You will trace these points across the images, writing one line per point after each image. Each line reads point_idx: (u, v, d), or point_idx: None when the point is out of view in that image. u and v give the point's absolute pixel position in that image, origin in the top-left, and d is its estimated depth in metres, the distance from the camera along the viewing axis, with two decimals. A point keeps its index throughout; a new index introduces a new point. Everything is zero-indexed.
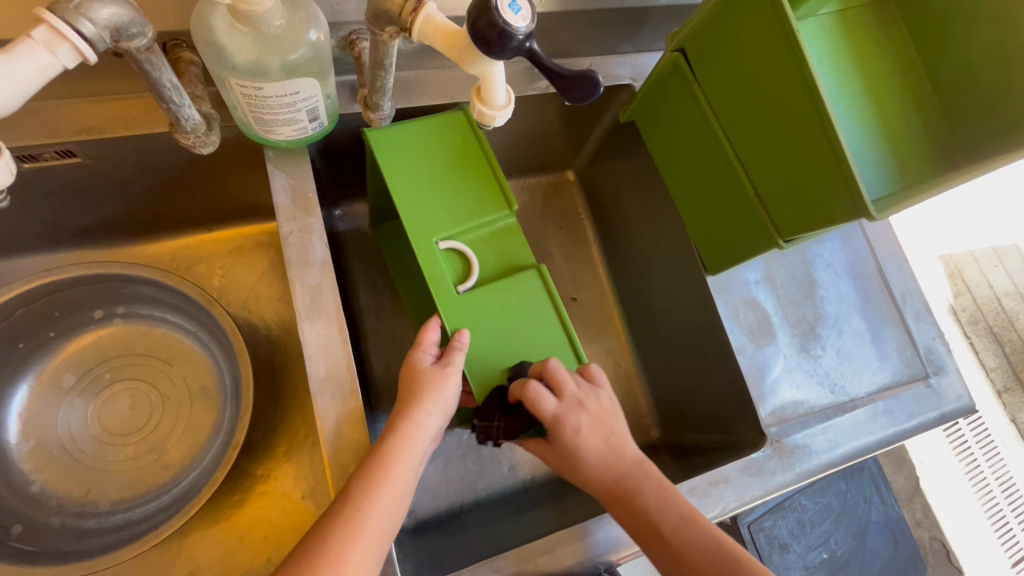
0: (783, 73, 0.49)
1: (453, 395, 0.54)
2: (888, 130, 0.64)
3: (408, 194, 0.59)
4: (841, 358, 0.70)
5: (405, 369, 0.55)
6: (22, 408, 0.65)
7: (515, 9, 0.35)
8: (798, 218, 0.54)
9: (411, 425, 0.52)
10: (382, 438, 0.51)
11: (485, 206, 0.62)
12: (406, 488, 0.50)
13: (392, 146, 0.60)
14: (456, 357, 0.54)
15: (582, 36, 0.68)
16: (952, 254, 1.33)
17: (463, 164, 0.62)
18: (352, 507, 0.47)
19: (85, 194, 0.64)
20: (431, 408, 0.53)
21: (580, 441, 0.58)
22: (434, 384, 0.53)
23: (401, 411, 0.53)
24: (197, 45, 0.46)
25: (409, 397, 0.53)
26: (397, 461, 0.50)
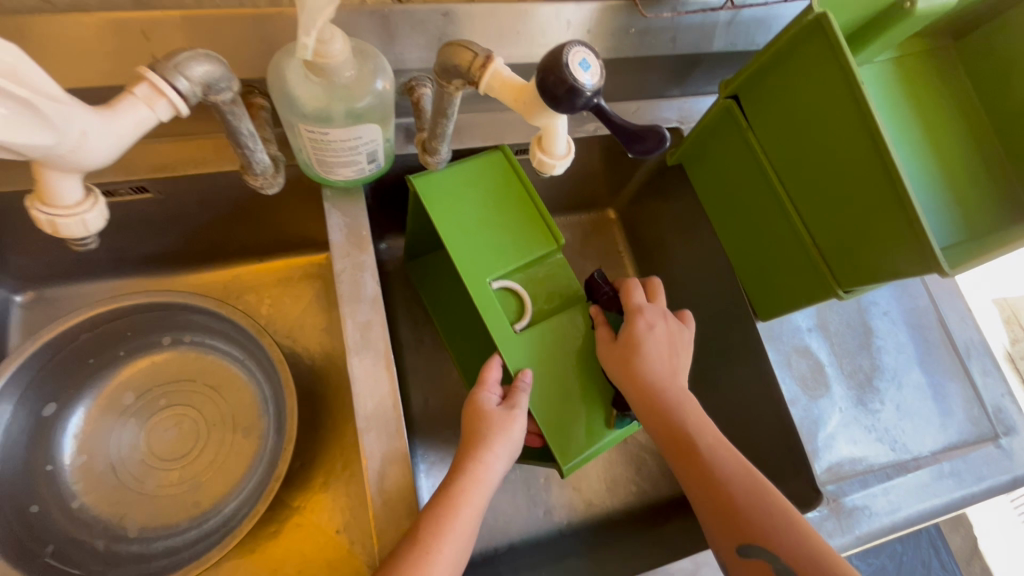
0: (843, 121, 0.48)
1: (517, 439, 0.54)
2: (948, 178, 0.63)
3: (462, 235, 0.59)
4: (901, 414, 0.67)
5: (469, 409, 0.55)
6: (78, 430, 0.67)
7: (586, 66, 0.35)
8: (863, 268, 0.52)
9: (479, 467, 0.51)
10: (450, 480, 0.51)
11: (531, 241, 0.61)
12: (469, 534, 0.49)
13: (441, 193, 0.59)
14: (520, 399, 0.55)
15: (631, 80, 0.69)
16: (1007, 298, 1.25)
17: (510, 199, 0.62)
18: (418, 550, 0.45)
19: (151, 225, 0.67)
20: (498, 451, 0.52)
21: (657, 337, 0.60)
22: (502, 427, 0.53)
23: (467, 452, 0.52)
24: (271, 93, 0.48)
25: (475, 437, 0.53)
26: (464, 505, 0.49)
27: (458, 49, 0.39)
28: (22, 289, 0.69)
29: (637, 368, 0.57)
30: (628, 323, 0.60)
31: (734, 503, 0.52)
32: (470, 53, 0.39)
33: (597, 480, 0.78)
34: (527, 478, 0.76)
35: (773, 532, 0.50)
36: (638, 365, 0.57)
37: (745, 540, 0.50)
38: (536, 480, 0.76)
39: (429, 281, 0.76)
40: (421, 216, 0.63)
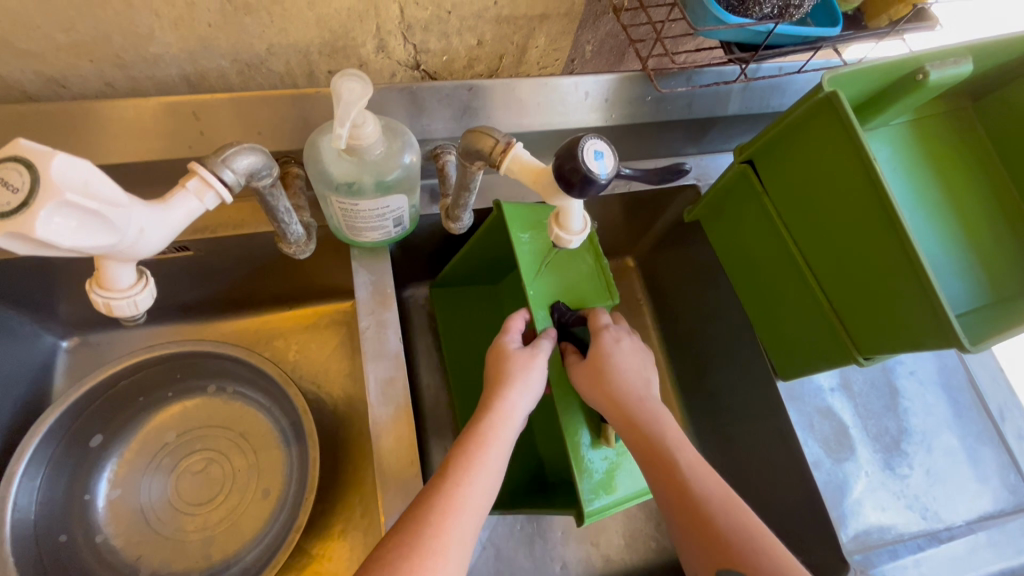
0: (855, 187, 0.49)
1: (539, 380, 0.55)
2: (972, 240, 0.62)
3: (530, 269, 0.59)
4: (932, 479, 0.64)
5: (494, 351, 0.57)
6: (112, 474, 0.69)
7: (599, 158, 0.37)
8: (882, 336, 0.51)
9: (502, 403, 0.52)
10: (477, 415, 0.52)
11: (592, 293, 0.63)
12: (500, 466, 0.50)
13: (523, 222, 0.60)
14: (543, 341, 0.56)
15: (647, 140, 0.71)
16: None
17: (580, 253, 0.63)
18: (448, 481, 0.47)
19: (190, 278, 0.71)
20: (518, 388, 0.53)
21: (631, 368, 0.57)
22: (523, 364, 0.54)
23: (492, 390, 0.53)
24: (307, 168, 0.52)
25: (500, 375, 0.54)
26: (490, 438, 0.50)
27: (481, 135, 0.43)
28: (69, 335, 0.73)
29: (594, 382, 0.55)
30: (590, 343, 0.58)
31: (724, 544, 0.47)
32: (492, 139, 0.42)
33: (615, 535, 0.77)
34: (542, 531, 0.74)
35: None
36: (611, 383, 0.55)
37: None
38: (553, 534, 0.75)
39: (450, 314, 0.79)
40: (489, 232, 0.63)
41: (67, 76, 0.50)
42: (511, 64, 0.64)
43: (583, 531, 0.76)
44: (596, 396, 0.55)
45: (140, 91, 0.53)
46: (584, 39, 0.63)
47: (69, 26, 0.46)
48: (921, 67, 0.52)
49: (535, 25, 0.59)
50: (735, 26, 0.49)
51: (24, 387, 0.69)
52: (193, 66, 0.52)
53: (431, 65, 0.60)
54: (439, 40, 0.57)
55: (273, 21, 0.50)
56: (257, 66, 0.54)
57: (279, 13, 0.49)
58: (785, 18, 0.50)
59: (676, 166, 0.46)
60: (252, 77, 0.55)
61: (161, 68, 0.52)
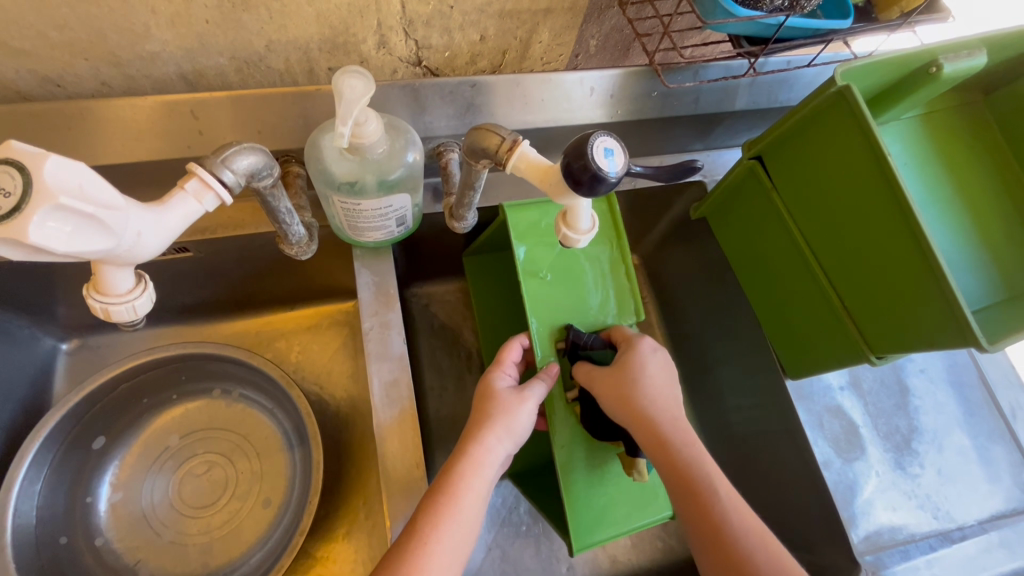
0: (869, 186, 0.48)
1: (524, 425, 0.53)
2: (985, 236, 0.61)
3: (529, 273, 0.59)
4: (943, 479, 0.64)
5: (480, 389, 0.56)
6: (114, 477, 0.69)
7: (609, 156, 0.36)
8: (895, 335, 0.50)
9: (481, 449, 0.51)
10: (453, 461, 0.50)
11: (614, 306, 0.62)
12: (474, 518, 0.49)
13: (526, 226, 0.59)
14: (534, 384, 0.55)
15: (653, 137, 0.70)
16: None
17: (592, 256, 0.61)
18: (418, 536, 0.46)
19: (190, 279, 0.70)
20: (500, 436, 0.52)
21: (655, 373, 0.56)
22: (506, 407, 0.53)
23: (472, 433, 0.52)
24: (308, 168, 0.51)
25: (482, 419, 0.52)
26: (467, 488, 0.49)
27: (487, 132, 0.41)
28: (68, 337, 0.73)
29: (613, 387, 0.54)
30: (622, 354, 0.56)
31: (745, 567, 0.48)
32: (498, 137, 0.41)
33: (622, 535, 0.76)
34: (549, 532, 0.73)
35: None
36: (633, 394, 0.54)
37: None
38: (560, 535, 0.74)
39: (482, 283, 0.78)
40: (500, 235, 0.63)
41: (61, 75, 0.49)
42: (514, 60, 0.62)
43: None
44: (624, 412, 0.53)
45: (137, 90, 0.52)
46: (588, 34, 0.62)
47: (63, 23, 0.44)
48: (935, 60, 0.50)
49: (539, 20, 0.58)
50: (745, 19, 0.48)
51: (23, 390, 0.68)
52: (191, 64, 0.51)
53: (433, 62, 0.59)
54: (441, 36, 0.56)
55: (272, 17, 0.49)
56: (256, 63, 0.53)
57: (278, 9, 0.48)
58: (796, 10, 0.50)
59: (688, 163, 0.44)
60: (251, 74, 0.54)
61: (158, 66, 0.51)
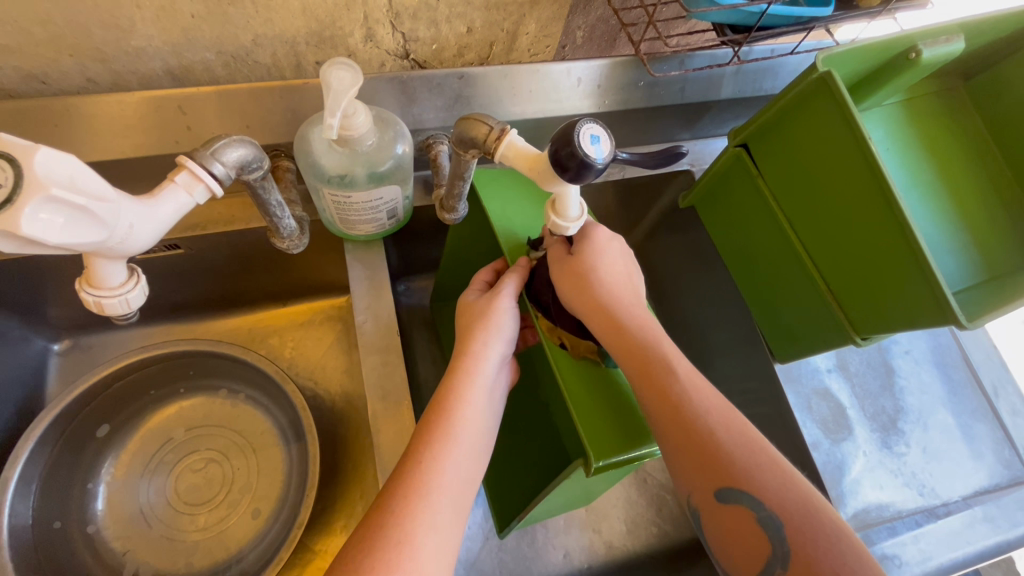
0: (851, 169, 0.49)
1: (507, 322, 0.54)
2: (965, 219, 0.62)
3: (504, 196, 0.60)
4: (928, 457, 0.65)
5: (461, 305, 0.57)
6: (110, 476, 0.68)
7: (596, 141, 0.37)
8: (878, 315, 0.51)
9: (469, 358, 0.52)
10: (443, 385, 0.51)
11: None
12: (475, 433, 0.49)
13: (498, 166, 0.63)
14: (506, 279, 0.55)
15: (640, 127, 0.70)
16: None
17: None
18: (414, 464, 0.46)
19: (182, 277, 0.70)
20: (486, 336, 0.53)
21: (613, 253, 0.55)
22: (487, 316, 0.54)
23: (460, 348, 0.53)
24: (298, 161, 0.51)
25: (466, 331, 0.54)
26: (459, 407, 0.49)
27: (474, 123, 0.42)
28: (59, 338, 0.72)
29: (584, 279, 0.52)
30: (581, 240, 0.55)
31: (710, 445, 0.47)
32: (486, 127, 0.41)
33: (617, 521, 0.77)
34: (545, 520, 0.75)
35: (748, 473, 0.46)
36: (593, 285, 0.52)
37: (720, 481, 0.46)
38: (555, 522, 0.75)
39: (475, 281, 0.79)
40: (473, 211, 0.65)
41: (46, 72, 0.49)
42: (501, 51, 0.63)
43: (585, 518, 0.76)
44: (578, 298, 0.52)
45: (124, 85, 0.52)
46: (575, 25, 0.62)
47: (47, 19, 0.44)
48: (914, 46, 0.51)
49: (525, 11, 0.58)
50: (728, 7, 0.48)
51: (15, 390, 0.68)
52: (178, 59, 0.51)
53: (421, 55, 0.59)
54: (428, 28, 0.56)
55: (258, 11, 0.49)
56: (243, 58, 0.53)
57: (264, 2, 0.48)
58: None
59: (673, 149, 0.45)
60: (239, 69, 0.54)
61: (144, 62, 0.51)
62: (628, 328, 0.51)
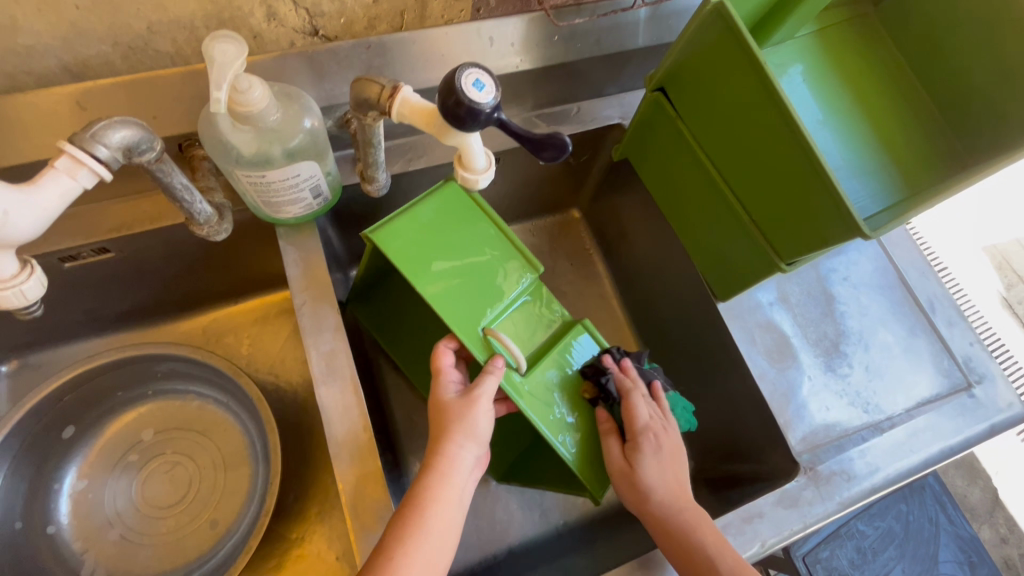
0: (755, 101, 0.49)
1: (483, 424, 0.55)
2: (884, 141, 0.64)
3: (440, 273, 0.57)
4: (871, 375, 0.67)
5: (433, 401, 0.56)
6: (73, 488, 0.68)
7: (480, 86, 0.38)
8: (800, 242, 0.53)
9: (444, 460, 0.52)
10: (418, 480, 0.52)
11: (512, 271, 0.61)
12: (448, 533, 0.51)
13: (408, 231, 0.56)
14: (486, 382, 0.55)
15: (567, 85, 0.71)
16: (997, 245, 1.33)
17: (477, 229, 0.60)
18: (384, 558, 0.47)
19: (121, 283, 0.69)
20: (463, 440, 0.53)
21: (659, 475, 0.59)
22: (461, 415, 0.54)
23: (433, 446, 0.53)
24: (207, 146, 0.50)
25: (439, 431, 0.54)
26: (431, 504, 0.50)
27: (367, 82, 0.43)
28: (6, 359, 0.71)
29: (653, 484, 0.58)
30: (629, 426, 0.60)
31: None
32: (378, 86, 0.43)
33: None
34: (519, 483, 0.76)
35: None
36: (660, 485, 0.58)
37: None
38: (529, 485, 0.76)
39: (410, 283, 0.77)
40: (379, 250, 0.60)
41: None
42: (414, 20, 0.61)
43: None
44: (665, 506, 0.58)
45: (20, 87, 0.51)
46: None
47: None
48: None
49: None
50: None
51: None
52: (72, 55, 0.50)
53: (330, 30, 0.58)
54: (332, 2, 0.55)
55: None
56: (142, 48, 0.52)
57: None
58: None
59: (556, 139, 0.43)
60: (140, 61, 0.53)
61: (37, 60, 0.49)
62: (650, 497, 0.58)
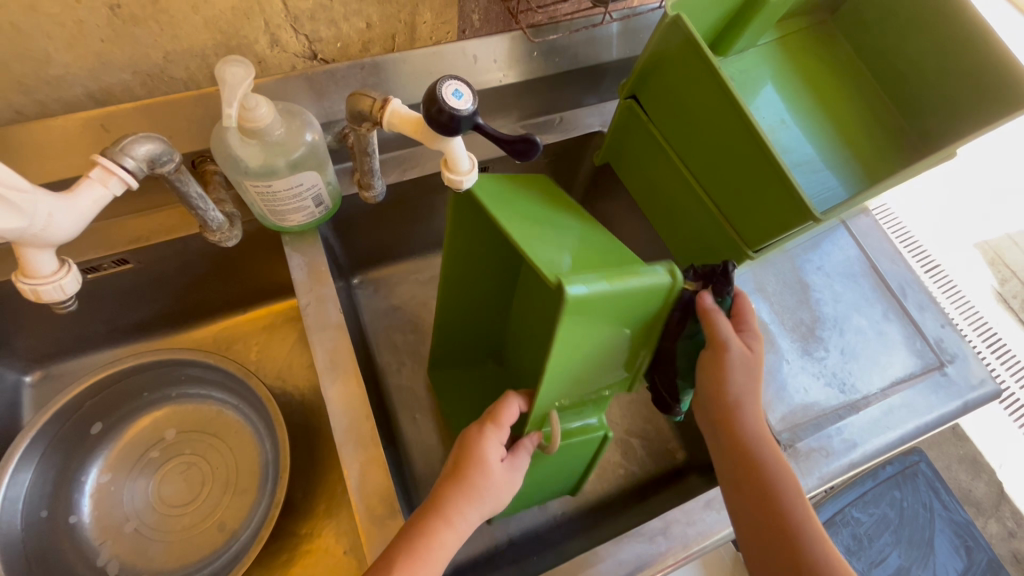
0: (711, 99, 0.54)
1: (500, 500, 0.56)
2: (844, 136, 0.69)
3: (575, 352, 0.50)
4: (847, 357, 0.71)
5: (473, 450, 0.54)
6: (93, 490, 0.72)
7: (459, 95, 0.43)
8: (763, 229, 0.57)
9: (459, 517, 0.52)
10: (426, 517, 0.52)
11: (613, 375, 0.58)
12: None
13: (600, 294, 0.46)
14: (521, 458, 0.56)
15: (549, 97, 0.76)
16: (988, 241, 1.35)
17: (623, 335, 0.53)
18: None
19: (138, 293, 0.74)
20: (479, 510, 0.54)
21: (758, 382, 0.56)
22: (494, 487, 0.54)
23: (457, 498, 0.53)
24: (218, 160, 0.56)
25: (468, 488, 0.53)
26: (435, 550, 0.50)
27: (360, 97, 0.50)
28: (31, 369, 0.76)
29: (744, 394, 0.55)
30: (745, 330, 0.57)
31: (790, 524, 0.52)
32: (370, 99, 0.49)
33: None
34: None
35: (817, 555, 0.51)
36: (747, 401, 0.55)
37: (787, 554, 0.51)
38: None
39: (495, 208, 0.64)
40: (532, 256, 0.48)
41: None
42: (405, 42, 0.67)
43: None
44: (745, 421, 0.55)
45: (50, 113, 0.57)
46: (468, 9, 0.66)
47: None
48: None
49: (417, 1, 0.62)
50: None
51: None
52: (97, 83, 0.56)
53: (328, 53, 0.64)
54: (329, 28, 0.61)
55: (163, 30, 0.53)
56: (159, 75, 0.58)
57: (166, 21, 0.53)
58: None
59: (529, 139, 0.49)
60: (157, 87, 0.59)
61: (66, 89, 0.55)
62: (740, 419, 0.55)
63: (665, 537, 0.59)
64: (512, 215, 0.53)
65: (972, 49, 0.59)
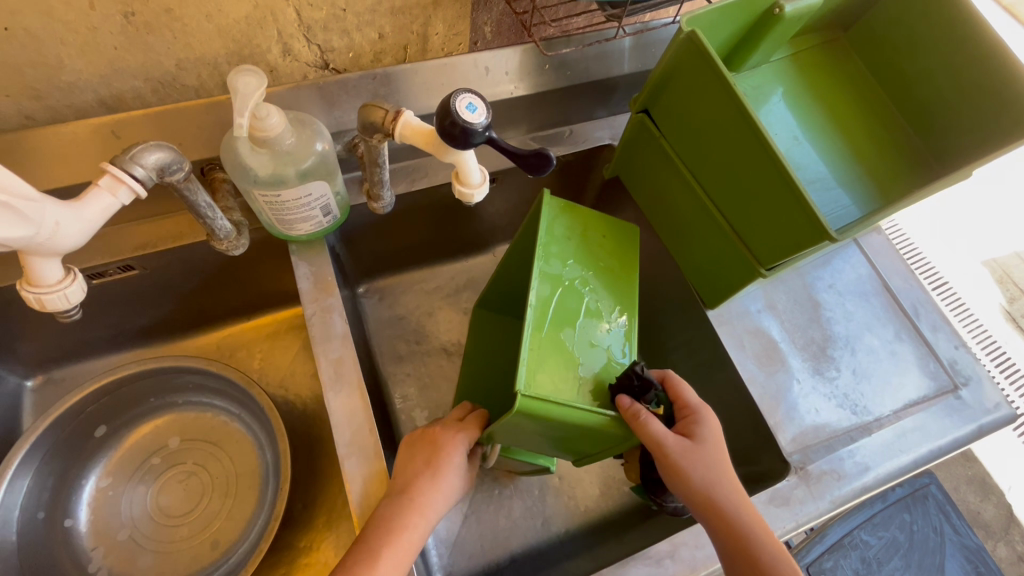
0: (726, 117, 0.54)
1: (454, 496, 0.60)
2: (857, 154, 0.68)
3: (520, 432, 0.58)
4: (859, 378, 0.70)
5: (437, 445, 0.59)
6: (90, 499, 0.70)
7: (473, 109, 0.43)
8: (778, 247, 0.56)
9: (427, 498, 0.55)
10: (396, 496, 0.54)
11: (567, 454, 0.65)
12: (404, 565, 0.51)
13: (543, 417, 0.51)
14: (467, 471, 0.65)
15: (558, 110, 0.76)
16: (996, 259, 1.33)
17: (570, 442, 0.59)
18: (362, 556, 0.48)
19: (142, 299, 0.73)
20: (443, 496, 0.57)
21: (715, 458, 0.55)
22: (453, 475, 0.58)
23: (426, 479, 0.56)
24: (227, 168, 0.55)
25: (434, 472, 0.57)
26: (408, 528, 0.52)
27: (373, 108, 0.49)
28: (32, 374, 0.75)
29: (702, 476, 0.54)
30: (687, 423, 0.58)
31: None
32: (382, 110, 0.49)
33: (590, 484, 0.79)
34: (521, 491, 0.78)
35: None
36: (713, 479, 0.54)
37: None
38: (531, 491, 0.78)
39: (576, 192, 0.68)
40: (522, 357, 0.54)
41: None
42: (416, 53, 0.67)
43: (558, 485, 0.78)
44: (724, 495, 0.54)
45: (60, 118, 0.56)
46: (480, 21, 0.66)
47: None
48: (777, 2, 0.57)
49: (430, 13, 0.62)
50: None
51: None
52: (108, 89, 0.56)
53: (339, 63, 0.64)
54: (341, 38, 0.61)
55: (176, 37, 0.53)
56: (170, 82, 0.58)
57: (180, 28, 0.52)
58: None
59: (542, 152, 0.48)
60: (168, 94, 0.59)
61: (77, 95, 0.55)
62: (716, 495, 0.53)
63: (673, 561, 0.57)
64: (547, 292, 0.59)
65: (989, 69, 0.59)
